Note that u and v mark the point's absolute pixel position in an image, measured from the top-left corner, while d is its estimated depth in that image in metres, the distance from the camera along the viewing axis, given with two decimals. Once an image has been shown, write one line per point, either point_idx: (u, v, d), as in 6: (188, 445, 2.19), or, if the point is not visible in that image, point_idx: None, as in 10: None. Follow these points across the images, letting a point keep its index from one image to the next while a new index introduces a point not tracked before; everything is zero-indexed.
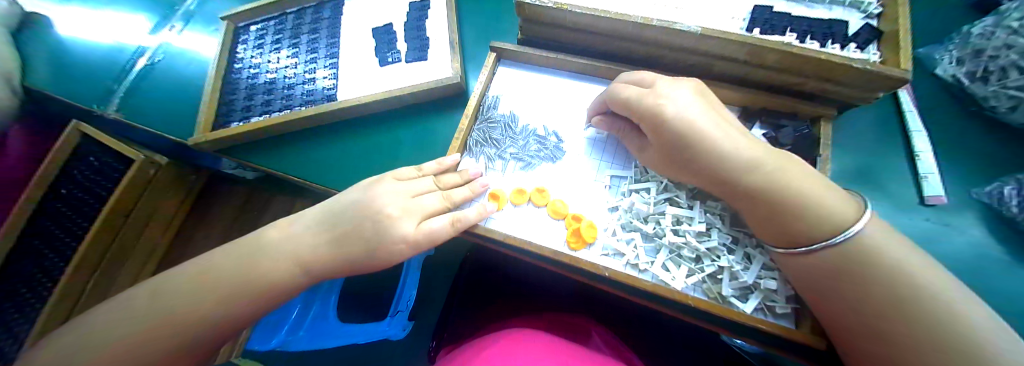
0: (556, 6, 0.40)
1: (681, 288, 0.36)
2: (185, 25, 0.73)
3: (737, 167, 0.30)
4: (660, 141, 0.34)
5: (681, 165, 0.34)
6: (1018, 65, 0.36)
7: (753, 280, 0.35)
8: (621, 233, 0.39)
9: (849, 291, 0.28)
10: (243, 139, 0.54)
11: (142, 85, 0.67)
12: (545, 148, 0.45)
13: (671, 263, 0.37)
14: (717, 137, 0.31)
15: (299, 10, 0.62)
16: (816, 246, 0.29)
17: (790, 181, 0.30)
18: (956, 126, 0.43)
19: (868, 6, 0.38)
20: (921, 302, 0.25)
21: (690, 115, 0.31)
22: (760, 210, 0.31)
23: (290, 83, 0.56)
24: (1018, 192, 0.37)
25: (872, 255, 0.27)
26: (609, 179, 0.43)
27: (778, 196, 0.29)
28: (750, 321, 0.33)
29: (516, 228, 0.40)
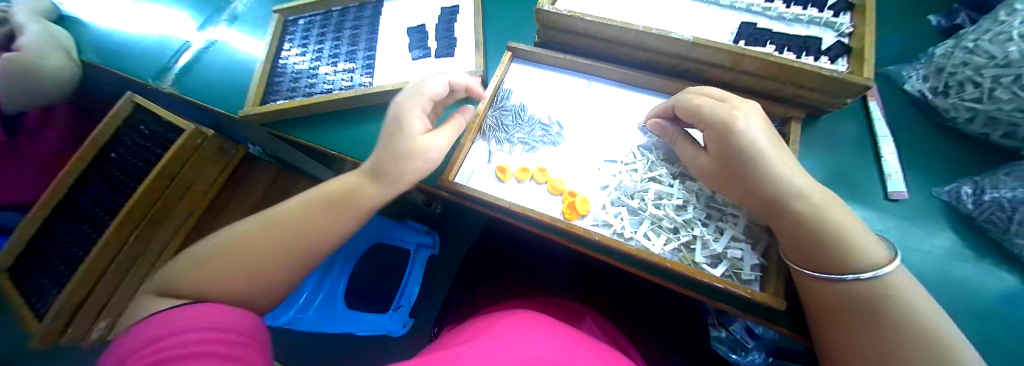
0: (569, 14, 0.47)
1: (659, 253, 0.42)
2: (230, 24, 0.82)
3: (788, 191, 0.34)
4: (721, 150, 0.38)
5: (730, 180, 0.38)
6: (973, 80, 0.41)
7: (721, 249, 0.41)
8: (610, 207, 0.45)
9: (864, 324, 0.32)
10: (284, 116, 0.61)
11: (194, 66, 0.76)
12: (548, 135, 0.51)
13: (652, 233, 0.43)
14: (776, 164, 0.35)
15: (343, 9, 0.70)
16: (847, 277, 0.33)
17: (835, 216, 0.34)
18: (920, 133, 0.48)
19: (840, 25, 0.44)
20: (926, 343, 0.29)
21: (755, 136, 0.35)
22: (801, 233, 0.35)
23: (330, 70, 0.63)
24: (972, 190, 0.42)
25: (899, 295, 0.31)
26: (603, 162, 0.49)
27: (821, 226, 0.34)
28: (721, 283, 0.38)
29: (521, 197, 0.47)
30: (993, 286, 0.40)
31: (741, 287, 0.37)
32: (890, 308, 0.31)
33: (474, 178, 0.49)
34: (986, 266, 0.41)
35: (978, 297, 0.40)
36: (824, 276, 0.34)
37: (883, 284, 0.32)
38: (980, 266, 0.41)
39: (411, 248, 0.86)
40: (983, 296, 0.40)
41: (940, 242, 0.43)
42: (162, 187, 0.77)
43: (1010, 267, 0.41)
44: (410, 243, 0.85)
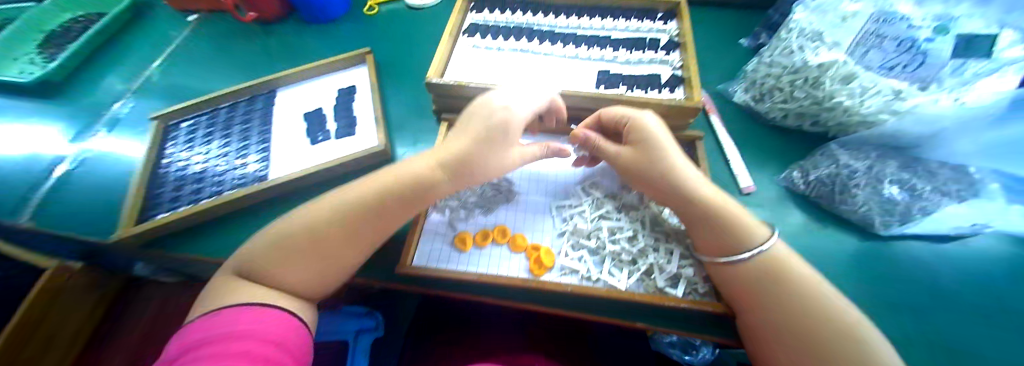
0: (456, 83, 0.52)
1: (626, 287, 0.44)
2: (110, 129, 0.75)
3: (690, 183, 0.44)
4: (641, 147, 0.46)
5: (647, 173, 0.45)
6: (778, 87, 0.55)
7: (677, 270, 0.45)
8: (572, 253, 0.47)
9: (772, 295, 0.37)
10: (172, 227, 0.55)
11: (61, 190, 0.65)
12: (500, 192, 0.54)
13: (615, 269, 0.45)
14: (682, 163, 0.45)
15: (233, 105, 0.68)
16: (746, 254, 0.39)
17: (727, 206, 0.43)
18: (755, 133, 0.59)
19: (672, 62, 0.55)
20: (814, 296, 0.36)
21: (665, 138, 0.46)
22: (704, 218, 0.42)
23: (220, 171, 0.59)
24: (800, 175, 0.52)
25: (787, 265, 0.38)
26: (553, 210, 0.52)
27: (718, 209, 0.42)
28: (689, 304, 0.41)
29: (483, 265, 0.46)
30: (849, 248, 0.48)
31: (704, 303, 0.42)
32: (784, 279, 0.37)
33: (435, 252, 0.48)
34: (835, 231, 0.50)
35: (833, 259, 0.48)
36: (726, 256, 0.40)
37: (773, 256, 0.39)
38: (827, 231, 0.51)
39: (349, 337, 0.75)
40: (836, 256, 0.48)
41: (797, 219, 0.51)
42: (25, 340, 0.62)
43: (849, 227, 0.50)
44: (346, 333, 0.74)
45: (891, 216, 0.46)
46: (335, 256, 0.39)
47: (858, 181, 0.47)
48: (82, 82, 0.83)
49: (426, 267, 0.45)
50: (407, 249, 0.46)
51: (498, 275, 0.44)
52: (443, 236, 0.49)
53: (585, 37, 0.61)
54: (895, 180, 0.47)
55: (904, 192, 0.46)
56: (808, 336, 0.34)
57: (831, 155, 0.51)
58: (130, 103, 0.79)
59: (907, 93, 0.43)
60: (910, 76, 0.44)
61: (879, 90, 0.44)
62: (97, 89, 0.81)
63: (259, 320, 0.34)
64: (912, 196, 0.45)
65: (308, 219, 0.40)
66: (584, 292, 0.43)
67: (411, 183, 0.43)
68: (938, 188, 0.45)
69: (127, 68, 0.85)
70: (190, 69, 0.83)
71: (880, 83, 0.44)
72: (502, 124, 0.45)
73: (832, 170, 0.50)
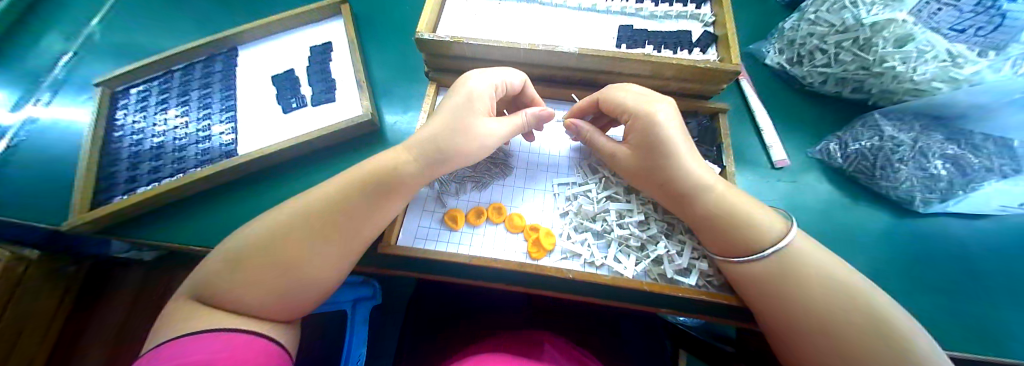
0: (453, 40, 0.44)
1: (633, 276, 0.39)
2: (53, 96, 0.65)
3: (696, 186, 0.37)
4: (638, 141, 0.39)
5: (645, 173, 0.39)
6: (820, 48, 0.48)
7: (688, 262, 0.40)
8: (575, 236, 0.42)
9: (792, 294, 0.32)
10: (136, 210, 0.48)
11: (5, 169, 0.57)
12: (498, 165, 0.47)
13: (621, 255, 0.41)
14: (686, 155, 0.37)
15: (188, 67, 0.59)
16: (762, 254, 0.34)
17: (740, 201, 0.36)
18: (785, 100, 0.54)
19: (704, 16, 0.48)
20: (843, 288, 0.31)
21: (671, 131, 0.38)
22: (709, 223, 0.37)
23: (181, 146, 0.52)
24: (838, 147, 0.48)
25: (802, 259, 0.33)
26: (556, 187, 0.46)
27: (728, 211, 0.36)
28: (702, 296, 0.37)
29: (478, 246, 0.42)
30: (869, 224, 0.47)
31: (720, 296, 0.37)
32: (798, 275, 0.33)
33: (429, 234, 0.43)
34: (862, 207, 0.47)
35: (860, 238, 0.46)
36: (735, 258, 0.36)
37: (784, 253, 0.33)
38: (856, 208, 0.47)
39: (346, 307, 0.67)
40: (862, 235, 0.46)
41: (825, 196, 0.48)
42: None
43: (879, 203, 0.47)
44: (343, 300, 0.66)
45: (932, 192, 0.43)
46: (326, 248, 0.35)
47: (903, 155, 0.43)
48: (19, 45, 0.70)
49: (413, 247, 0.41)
50: (391, 225, 0.41)
51: (492, 258, 0.39)
52: (432, 213, 0.44)
53: None
54: (944, 156, 0.42)
55: (951, 168, 0.42)
56: (829, 336, 0.30)
57: (874, 125, 0.46)
58: (69, 70, 0.67)
59: (965, 58, 0.38)
60: (980, 40, 0.38)
61: (936, 54, 0.39)
62: (34, 53, 0.70)
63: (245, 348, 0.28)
64: (960, 171, 0.42)
65: (290, 214, 0.36)
66: (587, 279, 0.39)
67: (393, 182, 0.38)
68: (983, 164, 0.41)
69: (65, 25, 0.72)
70: (135, 25, 0.71)
71: (938, 46, 0.39)
72: (466, 100, 0.40)
73: (876, 142, 0.45)
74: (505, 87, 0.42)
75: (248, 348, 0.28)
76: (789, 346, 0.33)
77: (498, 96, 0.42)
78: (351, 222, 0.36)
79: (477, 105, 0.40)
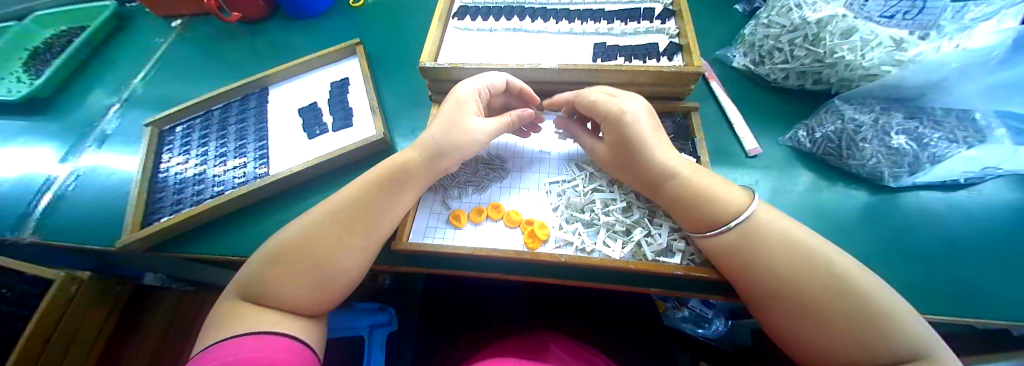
0: (451, 65, 0.52)
1: (621, 257, 0.43)
2: (100, 146, 0.73)
3: (668, 174, 0.41)
4: (611, 138, 0.45)
5: (623, 165, 0.45)
6: (777, 47, 0.55)
7: (669, 242, 0.44)
8: (566, 226, 0.47)
9: (760, 262, 0.36)
10: (179, 229, 0.54)
11: (60, 205, 0.65)
12: (491, 171, 0.53)
13: (610, 239, 0.45)
14: (656, 147, 0.42)
15: (225, 106, 0.67)
16: (733, 224, 0.38)
17: (706, 185, 0.41)
18: (756, 97, 0.60)
19: (669, 30, 0.55)
20: (802, 249, 0.35)
21: (643, 128, 0.43)
22: (684, 205, 0.41)
23: (219, 171, 0.58)
24: (805, 133, 0.53)
25: (765, 236, 0.37)
26: (548, 185, 0.51)
27: (697, 193, 0.40)
28: (683, 271, 0.40)
29: (479, 240, 0.46)
30: (849, 202, 0.49)
31: (699, 270, 0.40)
32: (765, 249, 0.36)
33: (435, 231, 0.48)
34: (840, 187, 0.51)
35: (840, 216, 0.48)
36: (706, 232, 0.40)
37: (744, 225, 0.38)
38: (834, 189, 0.51)
39: (363, 333, 0.70)
40: (842, 213, 0.48)
41: (802, 179, 0.52)
42: (43, 342, 0.62)
43: (854, 182, 0.51)
44: (359, 327, 0.70)
45: (899, 167, 0.46)
46: (347, 243, 0.40)
47: (865, 135, 0.47)
48: (69, 98, 0.81)
49: (422, 242, 0.46)
50: (402, 225, 0.46)
51: (492, 249, 0.44)
52: (439, 214, 0.49)
53: (576, 10, 0.61)
54: (904, 132, 0.45)
55: (912, 142, 0.45)
56: (795, 300, 0.34)
57: (836, 111, 0.51)
58: (117, 118, 0.77)
59: (909, 43, 0.43)
60: (909, 23, 0.42)
61: (880, 41, 0.44)
62: (84, 104, 0.80)
63: (290, 354, 0.33)
64: (920, 146, 0.44)
65: (319, 212, 0.41)
66: (579, 262, 0.42)
67: (403, 183, 0.44)
68: (945, 136, 0.44)
69: (110, 83, 0.83)
70: (173, 78, 0.81)
71: (880, 34, 0.44)
72: (455, 102, 0.47)
73: (838, 126, 0.49)
74: (488, 89, 0.48)
75: (294, 354, 0.33)
76: (765, 310, 0.36)
77: (484, 95, 0.48)
78: (369, 219, 0.41)
79: (465, 105, 0.47)
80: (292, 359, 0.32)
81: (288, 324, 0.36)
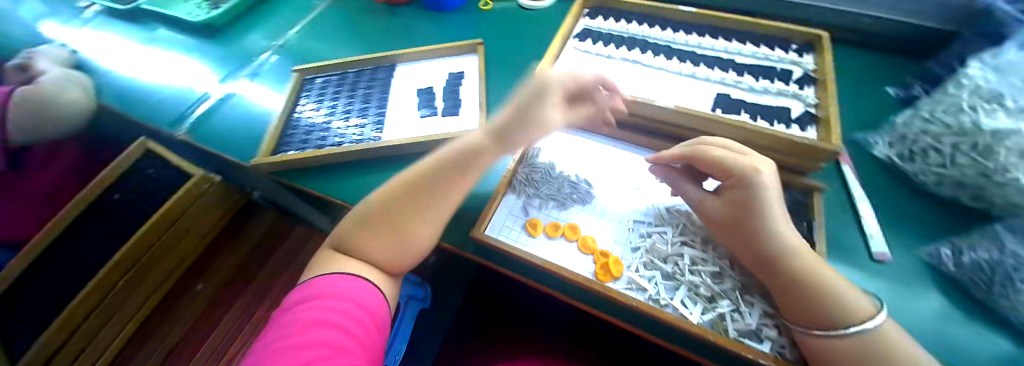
0: None
1: (697, 322, 0.41)
2: (255, 78, 0.88)
3: (789, 250, 0.37)
4: (731, 194, 0.41)
5: (733, 225, 0.41)
6: (934, 147, 0.49)
7: (757, 324, 0.40)
8: (643, 271, 0.45)
9: None
10: (301, 164, 0.63)
11: (215, 117, 0.79)
12: (577, 192, 0.54)
13: (689, 300, 0.43)
14: (780, 220, 0.38)
15: (358, 70, 0.77)
16: (850, 330, 0.32)
17: (828, 277, 0.35)
18: (893, 194, 0.53)
19: (806, 97, 0.51)
20: None
21: (769, 194, 0.39)
22: (793, 290, 0.36)
23: (341, 125, 0.67)
24: (951, 252, 0.45)
25: (903, 361, 0.30)
26: (631, 223, 0.51)
27: (818, 280, 0.35)
28: (768, 362, 0.37)
29: (551, 255, 0.47)
30: None
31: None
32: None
33: (512, 234, 0.50)
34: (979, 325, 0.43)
35: None
36: (820, 331, 0.34)
37: (873, 336, 0.32)
38: None
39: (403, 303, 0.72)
40: None
41: (934, 300, 0.44)
42: None
43: None
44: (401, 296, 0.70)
45: None
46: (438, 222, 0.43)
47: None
48: (235, 32, 1.00)
49: (498, 239, 0.48)
50: (483, 217, 0.50)
51: (561, 267, 0.45)
52: (518, 219, 0.51)
53: (703, 56, 0.60)
54: None
55: None
56: None
57: (996, 238, 0.41)
58: (271, 59, 0.92)
59: None
60: None
61: None
62: (243, 40, 0.97)
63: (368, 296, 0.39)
64: None
65: None
66: (648, 312, 0.41)
67: None
68: None
69: (272, 29, 1.00)
70: (321, 37, 0.95)
71: None
72: (539, 85, 0.44)
73: (993, 256, 0.41)
74: (573, 80, 0.47)
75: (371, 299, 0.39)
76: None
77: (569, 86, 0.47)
78: None
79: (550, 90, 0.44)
80: (370, 308, 0.38)
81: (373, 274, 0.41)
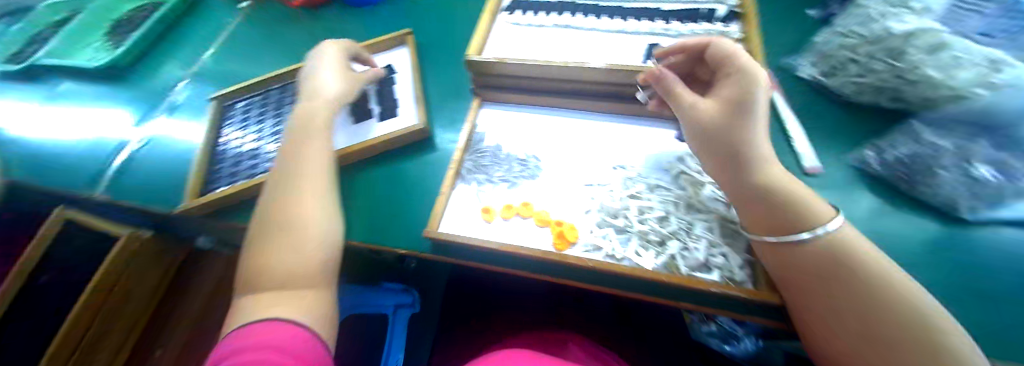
0: (498, 60, 0.53)
1: (653, 267, 0.42)
2: (169, 114, 0.80)
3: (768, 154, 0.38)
4: (729, 92, 0.40)
5: (724, 122, 0.39)
6: (855, 60, 0.52)
7: (705, 257, 0.42)
8: (598, 231, 0.46)
9: (835, 285, 0.31)
10: (234, 199, 0.58)
11: (133, 166, 0.71)
12: (526, 168, 0.54)
13: (643, 249, 0.44)
14: (762, 126, 0.38)
15: (281, 86, 0.71)
16: (812, 235, 0.33)
17: (794, 184, 0.37)
18: (824, 111, 0.56)
19: (731, 33, 0.52)
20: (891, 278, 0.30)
21: (766, 97, 0.39)
22: (769, 192, 0.36)
23: (271, 148, 0.62)
24: (874, 154, 0.49)
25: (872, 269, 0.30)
26: (584, 188, 0.51)
27: (789, 185, 0.36)
28: (718, 288, 0.38)
29: (511, 236, 0.47)
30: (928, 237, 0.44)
31: (736, 289, 0.38)
32: (855, 270, 0.31)
33: (467, 226, 0.48)
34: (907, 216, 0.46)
35: None
36: (778, 238, 0.35)
37: (831, 244, 0.32)
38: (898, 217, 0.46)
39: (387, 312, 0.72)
40: None
41: (866, 202, 0.47)
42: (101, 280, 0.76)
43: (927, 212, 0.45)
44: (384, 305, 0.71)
45: (979, 200, 0.41)
46: None
47: (943, 161, 0.42)
48: (145, 67, 0.89)
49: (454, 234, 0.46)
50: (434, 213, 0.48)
51: (520, 246, 0.44)
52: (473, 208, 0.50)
53: (630, 9, 0.59)
54: (991, 162, 0.40)
55: (998, 175, 0.40)
56: (869, 334, 0.28)
57: (912, 133, 0.46)
58: (184, 90, 0.83)
59: (1005, 65, 0.40)
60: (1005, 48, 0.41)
61: (974, 60, 0.42)
62: (157, 76, 0.87)
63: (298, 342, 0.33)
64: (1009, 179, 0.40)
65: None
66: (606, 269, 0.42)
67: None
68: None
69: (184, 57, 0.90)
70: (236, 57, 0.87)
71: (976, 53, 0.42)
72: None
73: (913, 149, 0.45)
74: None
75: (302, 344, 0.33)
76: (824, 333, 0.31)
77: None
78: None
79: None
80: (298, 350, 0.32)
81: (298, 307, 0.37)
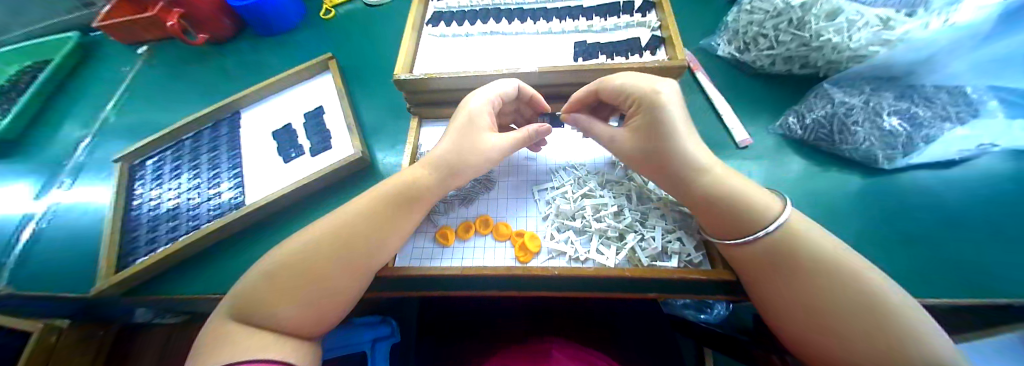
0: (425, 76, 0.50)
1: (615, 264, 0.42)
2: (74, 180, 0.70)
3: (696, 168, 0.37)
4: (637, 124, 0.40)
5: (644, 153, 0.40)
6: (761, 33, 0.54)
7: (662, 245, 0.43)
8: (558, 236, 0.45)
9: (782, 274, 0.32)
10: (159, 267, 0.52)
11: (35, 250, 0.62)
12: (478, 183, 0.52)
13: (603, 247, 0.44)
14: (686, 139, 0.38)
15: (197, 134, 0.65)
16: (761, 233, 0.34)
17: (734, 185, 0.37)
18: (747, 85, 0.58)
19: (650, 23, 0.53)
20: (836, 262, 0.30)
21: (673, 114, 0.38)
22: (707, 207, 0.37)
23: (193, 204, 0.56)
24: (795, 120, 0.51)
25: (800, 241, 0.32)
26: (536, 194, 0.50)
27: (726, 192, 0.36)
28: (679, 273, 0.38)
29: (469, 257, 0.45)
30: (853, 189, 0.47)
31: (695, 271, 0.39)
32: (799, 257, 0.32)
33: (422, 253, 0.46)
34: (833, 172, 0.49)
35: (837, 202, 0.47)
36: (730, 241, 0.36)
37: (780, 237, 0.33)
38: (826, 175, 0.49)
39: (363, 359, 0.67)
40: (840, 200, 0.47)
41: (794, 166, 0.51)
42: None
43: (849, 167, 0.49)
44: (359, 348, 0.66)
45: (893, 149, 0.45)
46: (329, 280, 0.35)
47: (856, 118, 0.46)
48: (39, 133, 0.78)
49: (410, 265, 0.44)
50: None
51: (481, 267, 0.42)
52: (427, 233, 0.48)
53: (551, 9, 0.59)
54: (898, 114, 0.44)
55: (905, 123, 0.44)
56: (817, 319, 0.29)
57: (825, 96, 0.49)
58: (89, 151, 0.74)
59: (895, 21, 0.42)
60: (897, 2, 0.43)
61: (866, 20, 0.43)
62: (53, 140, 0.77)
63: None
64: (914, 126, 0.44)
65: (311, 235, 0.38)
66: (572, 273, 0.41)
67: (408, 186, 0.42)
68: (937, 114, 0.43)
69: (80, 114, 0.80)
70: (147, 107, 0.78)
71: (865, 14, 0.43)
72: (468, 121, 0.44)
73: (828, 110, 0.48)
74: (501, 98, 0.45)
75: None
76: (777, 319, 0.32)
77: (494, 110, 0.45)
78: (367, 247, 0.37)
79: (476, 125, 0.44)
80: None
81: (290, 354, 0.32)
